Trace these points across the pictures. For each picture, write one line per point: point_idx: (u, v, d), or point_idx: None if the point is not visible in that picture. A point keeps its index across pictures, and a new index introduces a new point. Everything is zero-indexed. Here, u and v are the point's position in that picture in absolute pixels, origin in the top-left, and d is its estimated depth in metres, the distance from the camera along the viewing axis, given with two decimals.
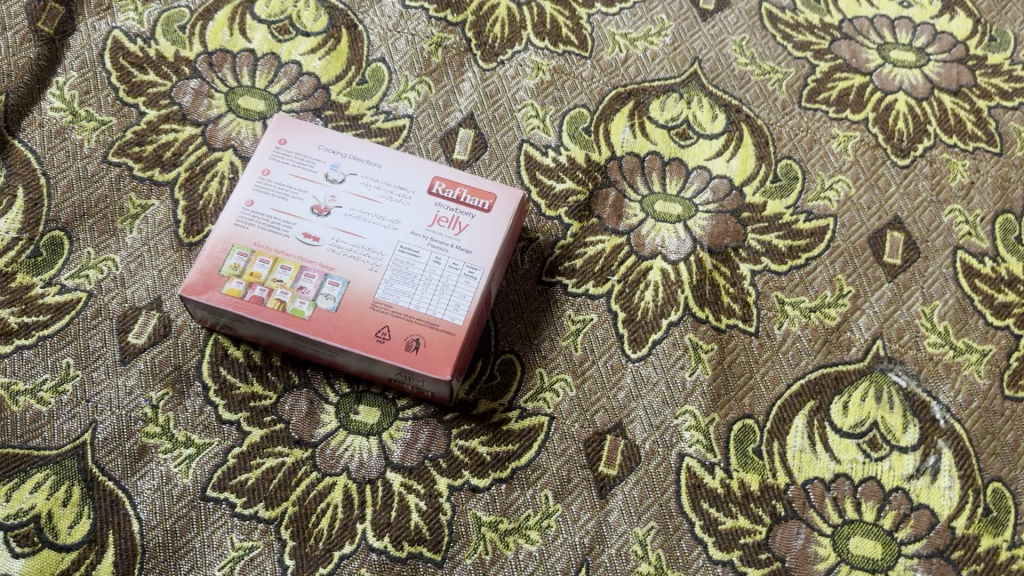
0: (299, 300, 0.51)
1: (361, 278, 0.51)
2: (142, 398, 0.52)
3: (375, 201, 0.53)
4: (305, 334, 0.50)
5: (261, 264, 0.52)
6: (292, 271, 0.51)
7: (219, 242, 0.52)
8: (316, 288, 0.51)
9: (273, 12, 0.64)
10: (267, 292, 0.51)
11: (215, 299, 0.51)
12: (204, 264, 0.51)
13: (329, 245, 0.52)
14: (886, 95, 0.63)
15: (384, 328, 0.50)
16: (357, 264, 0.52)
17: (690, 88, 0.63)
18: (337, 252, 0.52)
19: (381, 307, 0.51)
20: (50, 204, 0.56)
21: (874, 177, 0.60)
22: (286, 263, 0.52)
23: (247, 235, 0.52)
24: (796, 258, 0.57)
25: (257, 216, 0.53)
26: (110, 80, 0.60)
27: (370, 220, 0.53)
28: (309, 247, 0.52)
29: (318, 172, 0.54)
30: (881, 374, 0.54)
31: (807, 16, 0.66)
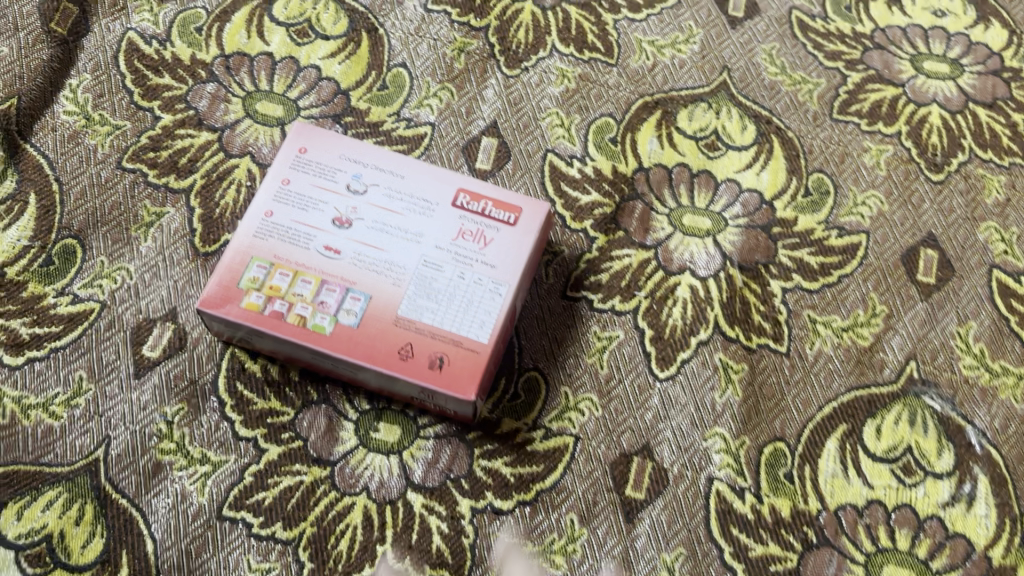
0: (320, 315, 0.49)
1: (383, 292, 0.50)
2: (157, 414, 0.51)
3: (398, 213, 0.52)
4: (326, 350, 0.49)
5: (280, 277, 0.50)
6: (313, 285, 0.50)
7: (238, 253, 0.50)
8: (337, 303, 0.50)
9: (292, 14, 0.62)
10: (287, 306, 0.49)
11: (233, 313, 0.49)
12: (222, 276, 0.49)
13: (351, 257, 0.51)
14: (920, 107, 0.61)
15: (407, 345, 0.49)
16: (380, 279, 0.50)
17: (719, 97, 0.61)
18: (359, 266, 0.50)
19: (404, 324, 0.49)
20: (63, 211, 0.55)
21: (907, 192, 0.58)
22: (306, 276, 0.50)
23: (266, 247, 0.51)
24: (828, 275, 0.55)
25: (277, 227, 0.51)
26: (125, 83, 0.59)
27: (393, 233, 0.51)
28: (330, 260, 0.51)
29: (339, 182, 0.52)
30: (915, 397, 0.52)
31: (838, 24, 0.64)
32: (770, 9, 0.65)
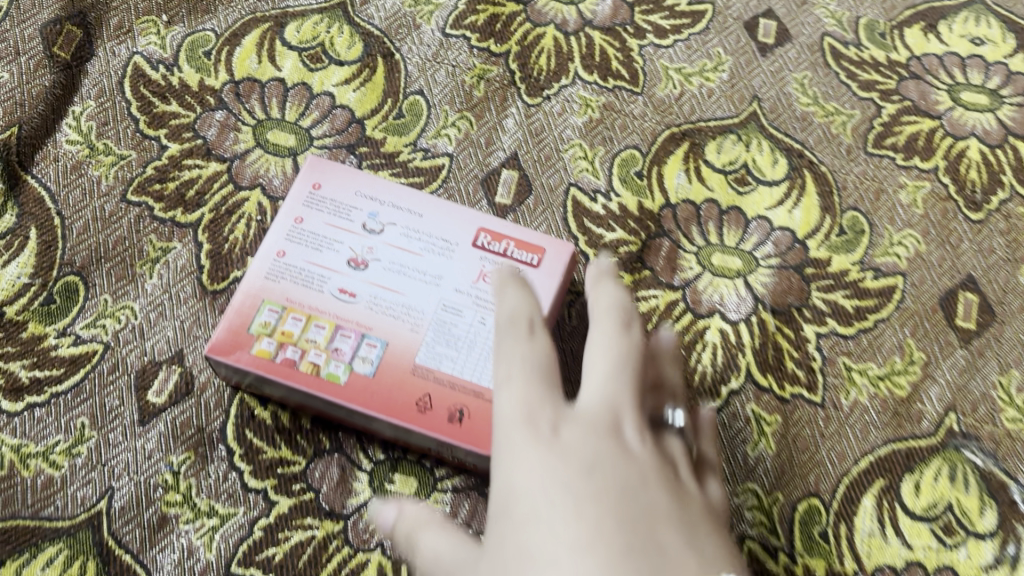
0: (334, 363, 0.47)
1: (400, 339, 0.47)
2: (162, 463, 0.48)
3: (417, 254, 0.49)
4: (340, 401, 0.46)
5: (293, 322, 0.48)
6: (327, 330, 0.47)
7: (249, 297, 0.48)
8: (352, 350, 0.47)
9: (304, 38, 0.60)
10: (300, 353, 0.47)
11: (243, 360, 0.47)
12: (232, 321, 0.47)
13: (367, 301, 0.48)
14: (959, 140, 0.59)
15: (425, 397, 0.46)
16: (398, 325, 0.48)
17: (748, 129, 0.59)
18: (375, 311, 0.48)
19: (422, 374, 0.47)
20: (64, 246, 0.52)
21: (945, 232, 0.56)
22: (320, 322, 0.48)
23: (279, 290, 0.48)
24: (863, 320, 0.53)
25: (290, 269, 0.49)
26: (130, 110, 0.56)
27: (412, 276, 0.49)
28: (345, 304, 0.48)
29: (355, 221, 0.50)
30: (956, 451, 0.50)
31: (872, 52, 0.62)
32: (801, 36, 0.62)
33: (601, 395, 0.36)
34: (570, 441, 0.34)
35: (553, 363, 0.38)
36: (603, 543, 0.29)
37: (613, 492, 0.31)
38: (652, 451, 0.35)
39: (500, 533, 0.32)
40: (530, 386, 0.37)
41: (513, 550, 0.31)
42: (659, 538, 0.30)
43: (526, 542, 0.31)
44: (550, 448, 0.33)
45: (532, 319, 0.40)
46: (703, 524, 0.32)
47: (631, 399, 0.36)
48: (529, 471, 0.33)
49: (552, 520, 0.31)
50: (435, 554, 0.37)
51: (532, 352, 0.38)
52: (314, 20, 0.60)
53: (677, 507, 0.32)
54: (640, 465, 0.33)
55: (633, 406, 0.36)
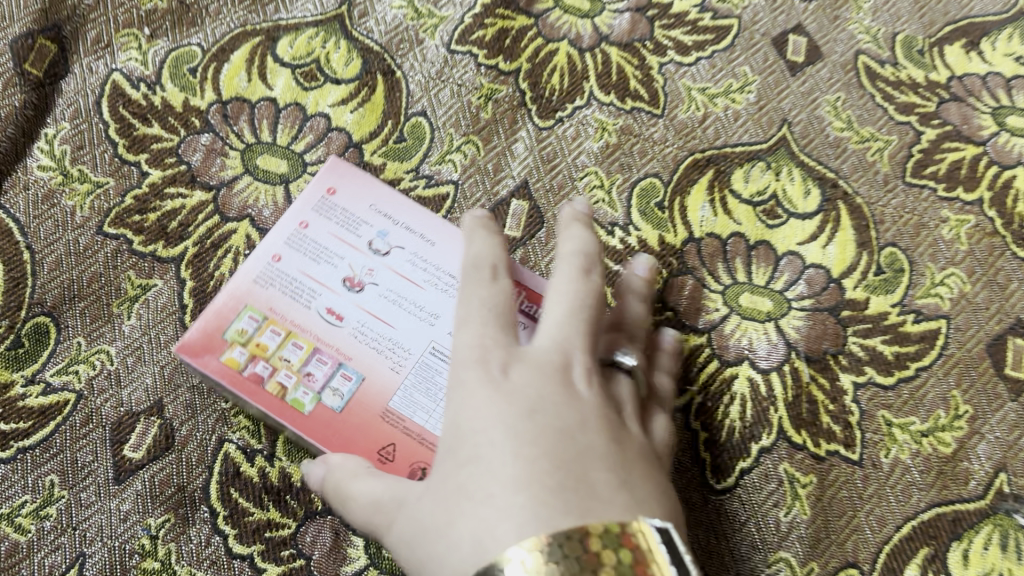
0: (302, 389, 0.41)
1: (378, 377, 0.42)
2: (138, 527, 0.44)
3: (418, 286, 0.44)
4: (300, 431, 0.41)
5: (271, 336, 0.42)
6: (303, 351, 0.42)
7: (233, 295, 0.43)
8: (325, 377, 0.42)
9: (298, 54, 0.55)
10: (270, 371, 0.42)
11: (209, 367, 0.42)
12: (208, 321, 0.42)
13: (354, 327, 0.43)
14: (1005, 169, 0.54)
15: (389, 446, 0.40)
16: (380, 360, 0.42)
17: (778, 156, 0.54)
18: (359, 341, 0.42)
19: (392, 419, 0.41)
20: (35, 284, 0.48)
21: (992, 271, 0.52)
22: (299, 341, 0.42)
23: (265, 296, 0.43)
24: (905, 368, 0.49)
25: (281, 276, 0.43)
26: (108, 132, 0.52)
27: (408, 308, 0.43)
28: (329, 326, 0.43)
29: (362, 237, 0.45)
30: (1007, 516, 0.46)
31: (910, 71, 0.57)
32: (833, 54, 0.58)
33: (552, 338, 0.34)
34: (519, 381, 0.32)
35: (512, 304, 0.36)
36: (534, 483, 0.29)
37: (556, 438, 0.30)
38: (602, 397, 0.33)
39: (440, 476, 0.32)
40: (486, 326, 0.34)
41: (452, 489, 0.31)
42: (592, 479, 0.29)
43: (465, 483, 0.30)
44: (495, 389, 0.32)
45: (495, 264, 0.36)
46: (640, 469, 0.31)
47: (586, 341, 0.34)
48: (473, 413, 0.32)
49: (491, 461, 0.30)
50: (371, 496, 0.35)
51: (490, 295, 0.35)
52: (308, 35, 0.56)
53: (617, 448, 0.31)
54: (586, 409, 0.32)
55: (587, 347, 0.34)
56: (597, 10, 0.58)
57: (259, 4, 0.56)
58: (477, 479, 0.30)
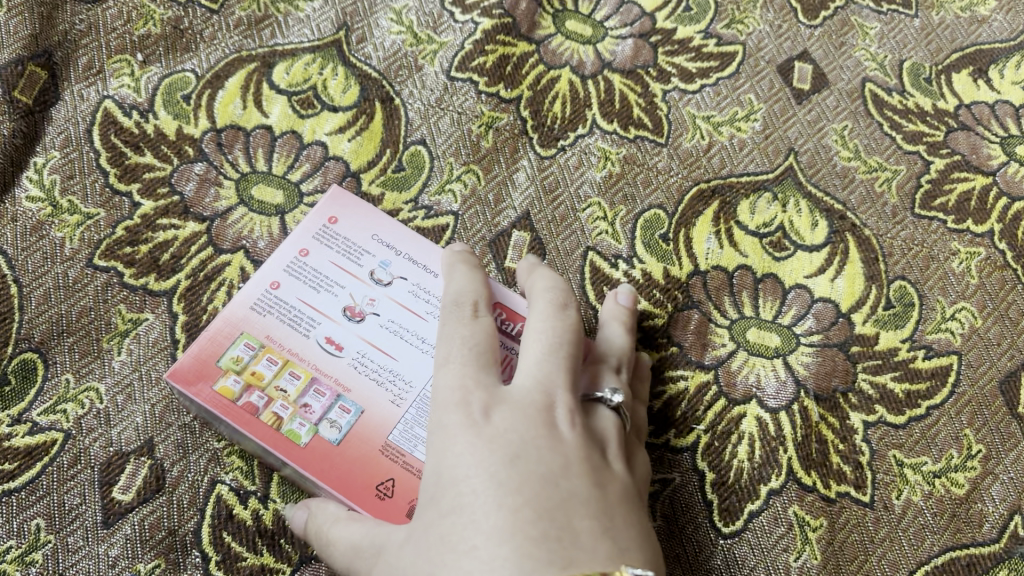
0: (299, 420, 0.39)
1: (379, 410, 0.40)
2: (128, 573, 0.43)
3: (419, 317, 0.42)
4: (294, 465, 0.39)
5: (267, 364, 0.40)
6: (301, 381, 0.40)
7: (228, 322, 0.41)
8: (323, 409, 0.40)
9: (294, 80, 0.54)
10: (265, 401, 0.40)
11: (202, 395, 0.39)
12: (202, 348, 0.40)
13: (353, 358, 0.41)
14: (1014, 201, 0.53)
15: (388, 481, 0.39)
16: (379, 392, 0.41)
17: (784, 186, 0.53)
18: (359, 372, 0.41)
19: (391, 453, 0.39)
20: (22, 319, 0.47)
21: (1003, 305, 0.51)
22: (296, 370, 0.41)
23: (262, 324, 0.41)
24: (916, 407, 0.47)
25: (280, 304, 0.42)
26: (99, 161, 0.50)
27: (408, 340, 0.42)
28: (329, 357, 0.41)
29: (364, 267, 0.43)
30: (1020, 560, 0.45)
31: (917, 99, 0.56)
32: (840, 81, 0.57)
33: (533, 376, 0.36)
34: (500, 425, 0.34)
35: (491, 340, 0.38)
36: (519, 534, 0.30)
37: (538, 485, 0.32)
38: (580, 438, 0.35)
39: (422, 522, 0.33)
40: (466, 366, 0.36)
41: (436, 537, 0.32)
42: (575, 527, 0.31)
43: (450, 531, 0.31)
44: (479, 436, 0.33)
45: (476, 301, 0.39)
46: (619, 511, 0.33)
47: (564, 380, 0.36)
48: (458, 460, 0.33)
49: (475, 510, 0.31)
50: (351, 541, 0.36)
51: (472, 331, 0.37)
52: (305, 61, 0.55)
53: (597, 493, 0.33)
54: (566, 453, 0.34)
55: (564, 385, 0.36)
56: (599, 36, 0.57)
57: (255, 30, 0.55)
58: (460, 528, 0.31)
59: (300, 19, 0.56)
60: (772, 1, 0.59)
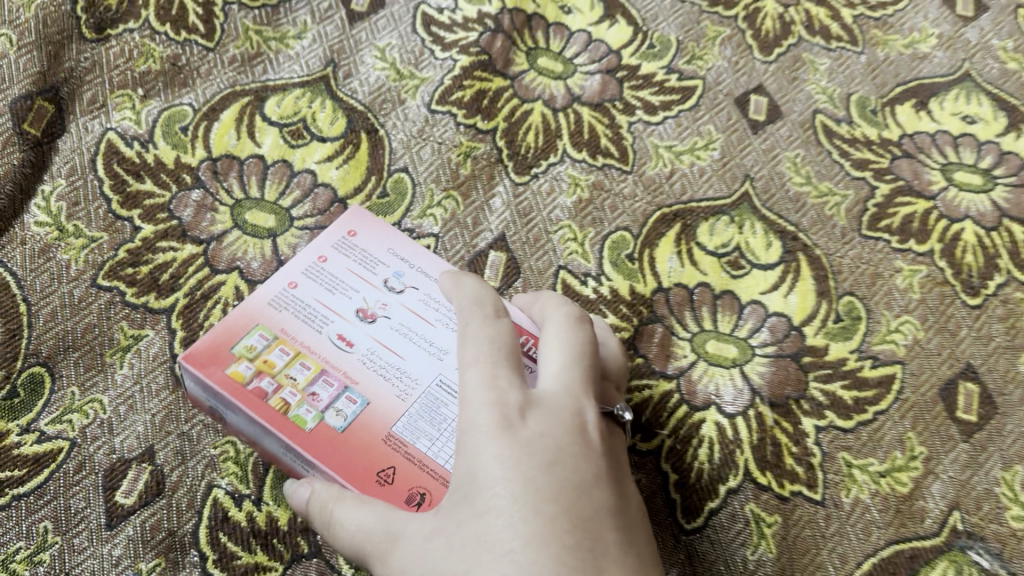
0: (305, 407, 0.41)
1: (384, 403, 0.41)
2: (129, 571, 0.45)
3: (429, 323, 0.44)
4: (300, 450, 0.40)
5: (279, 354, 0.42)
6: (310, 371, 0.42)
7: (247, 314, 0.43)
8: (330, 398, 0.41)
9: (285, 112, 0.58)
10: (274, 387, 0.41)
11: (213, 378, 0.41)
12: (218, 334, 0.42)
13: (363, 354, 0.43)
14: (954, 222, 0.58)
15: (389, 469, 0.39)
16: (387, 387, 0.42)
17: (741, 210, 0.57)
18: (367, 367, 0.42)
19: (393, 443, 0.40)
20: (30, 336, 0.50)
21: (944, 318, 0.55)
22: (307, 360, 0.42)
23: (277, 318, 0.43)
24: (863, 413, 0.51)
25: (296, 303, 0.44)
26: (102, 189, 0.54)
27: (416, 342, 0.43)
28: (339, 352, 0.43)
29: (378, 275, 0.45)
30: (961, 552, 0.48)
31: (864, 130, 0.61)
32: (792, 113, 0.61)
33: (561, 385, 0.39)
34: (534, 432, 0.36)
35: (516, 346, 0.40)
36: (555, 541, 0.33)
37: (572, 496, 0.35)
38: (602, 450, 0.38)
39: (452, 518, 0.35)
40: (497, 367, 0.38)
41: (469, 536, 0.34)
42: (605, 539, 0.35)
43: (487, 530, 0.34)
44: (514, 437, 0.36)
45: (500, 307, 0.41)
46: (634, 524, 0.37)
47: (587, 395, 0.39)
48: (494, 461, 0.35)
49: (511, 514, 0.34)
50: (359, 523, 0.37)
51: (501, 336, 0.39)
52: (295, 95, 0.59)
53: (618, 505, 0.37)
54: (592, 464, 0.37)
55: (587, 399, 0.39)
56: (569, 72, 0.62)
57: (248, 67, 0.59)
58: (498, 524, 0.34)
59: (290, 56, 0.60)
60: (729, 40, 0.64)
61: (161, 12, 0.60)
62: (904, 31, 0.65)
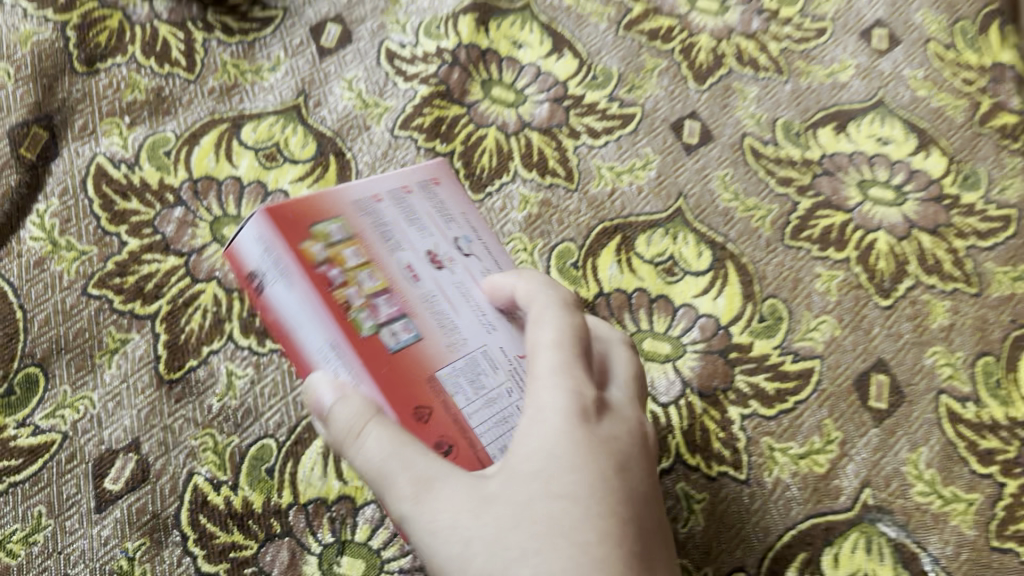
0: (366, 313, 0.37)
1: (435, 349, 0.37)
2: (118, 549, 0.50)
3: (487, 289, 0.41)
4: (342, 350, 0.37)
5: (351, 252, 0.38)
6: (376, 283, 0.38)
7: (335, 199, 0.40)
8: (389, 317, 0.37)
9: (260, 138, 0.63)
10: (341, 280, 0.38)
11: (284, 243, 0.37)
12: (304, 202, 0.38)
13: (426, 292, 0.39)
14: (868, 232, 0.64)
15: (428, 411, 0.37)
16: (440, 332, 0.38)
17: (675, 223, 0.63)
18: (427, 305, 0.38)
19: (436, 389, 0.37)
20: (26, 339, 0.55)
21: (858, 318, 0.61)
22: (375, 271, 0.38)
23: (358, 215, 0.40)
24: (784, 402, 0.57)
25: (377, 212, 0.40)
26: (92, 208, 0.59)
27: (473, 306, 0.40)
28: (405, 279, 0.39)
29: (450, 230, 0.42)
30: (871, 524, 0.54)
31: (788, 150, 0.67)
32: (723, 136, 0.67)
33: (623, 395, 0.40)
34: (606, 431, 0.37)
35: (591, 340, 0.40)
36: (625, 544, 0.34)
37: (634, 502, 0.36)
38: (650, 461, 0.39)
39: (518, 495, 0.34)
40: (577, 356, 0.38)
41: (541, 518, 0.34)
42: (656, 551, 0.36)
43: (561, 517, 0.34)
44: (592, 433, 0.36)
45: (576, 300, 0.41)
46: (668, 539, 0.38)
47: (639, 409, 0.41)
48: (570, 450, 0.35)
49: (586, 505, 0.34)
50: (398, 448, 0.35)
51: (581, 326, 0.39)
52: (269, 122, 0.64)
53: (660, 520, 0.38)
54: (644, 475, 0.38)
55: (640, 413, 0.40)
56: (520, 101, 0.68)
57: (226, 97, 0.65)
58: (575, 522, 0.34)
59: (265, 87, 0.66)
60: (667, 71, 0.70)
61: (146, 47, 0.66)
62: (825, 62, 0.72)
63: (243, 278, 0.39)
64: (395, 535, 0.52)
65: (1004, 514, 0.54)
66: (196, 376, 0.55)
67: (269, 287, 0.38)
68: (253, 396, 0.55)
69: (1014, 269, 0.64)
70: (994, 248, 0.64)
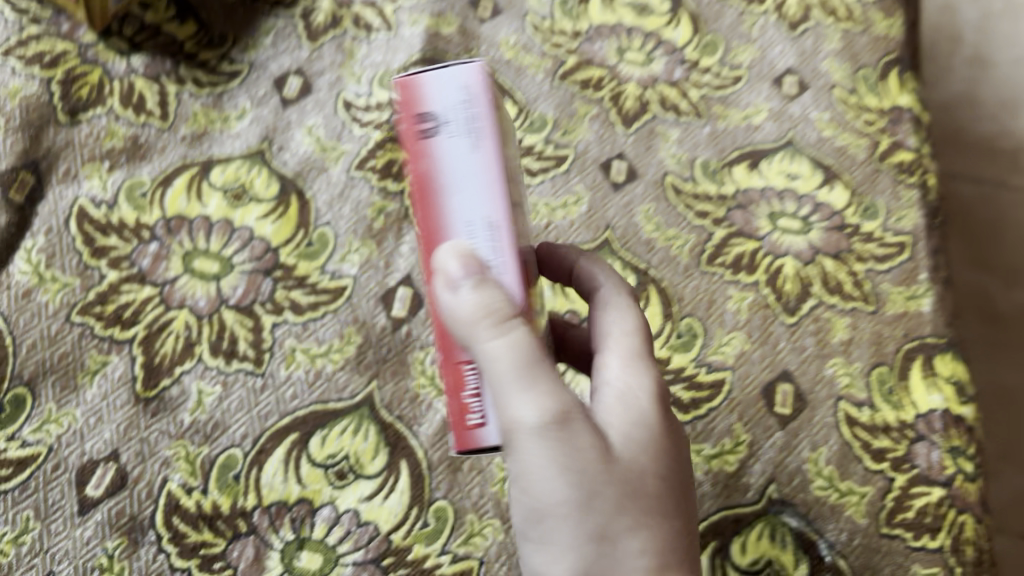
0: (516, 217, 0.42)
1: (530, 278, 0.44)
2: (98, 548, 0.56)
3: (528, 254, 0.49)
4: (502, 233, 0.41)
5: (507, 152, 0.43)
6: (515, 198, 0.44)
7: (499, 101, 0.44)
8: (520, 231, 0.43)
9: (228, 180, 0.70)
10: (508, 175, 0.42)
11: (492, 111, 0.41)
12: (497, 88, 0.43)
13: (523, 230, 0.46)
14: (776, 258, 0.71)
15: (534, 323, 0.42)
16: (530, 269, 0.45)
17: (603, 252, 0.72)
18: (525, 240, 0.45)
19: (535, 310, 0.43)
20: (15, 362, 0.61)
21: (765, 334, 0.68)
22: (514, 184, 0.44)
23: (506, 128, 0.45)
24: (698, 408, 0.66)
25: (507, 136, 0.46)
26: (75, 244, 0.66)
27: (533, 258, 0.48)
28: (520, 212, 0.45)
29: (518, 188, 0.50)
30: (775, 514, 0.62)
31: (705, 187, 0.75)
32: (648, 174, 0.75)
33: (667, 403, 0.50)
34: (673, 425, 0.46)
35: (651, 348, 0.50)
36: (683, 526, 0.44)
37: (686, 489, 0.45)
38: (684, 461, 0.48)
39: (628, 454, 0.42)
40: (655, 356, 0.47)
41: (643, 480, 0.42)
42: (693, 537, 0.45)
43: (654, 484, 0.42)
44: (670, 421, 0.45)
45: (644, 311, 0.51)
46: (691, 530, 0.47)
47: None
48: (659, 430, 0.44)
49: (666, 483, 0.43)
50: (530, 347, 0.40)
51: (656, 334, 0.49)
52: (236, 165, 0.71)
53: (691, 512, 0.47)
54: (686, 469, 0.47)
55: None
56: None
57: (197, 143, 0.72)
58: (664, 497, 0.43)
59: (233, 135, 0.73)
60: (598, 116, 0.78)
61: (124, 99, 0.72)
62: (740, 106, 0.80)
63: (414, 120, 0.41)
64: (349, 532, 0.58)
65: (892, 505, 0.62)
66: (169, 393, 0.61)
67: (445, 139, 0.41)
68: (221, 411, 0.61)
69: (909, 288, 0.70)
70: (890, 271, 0.71)
